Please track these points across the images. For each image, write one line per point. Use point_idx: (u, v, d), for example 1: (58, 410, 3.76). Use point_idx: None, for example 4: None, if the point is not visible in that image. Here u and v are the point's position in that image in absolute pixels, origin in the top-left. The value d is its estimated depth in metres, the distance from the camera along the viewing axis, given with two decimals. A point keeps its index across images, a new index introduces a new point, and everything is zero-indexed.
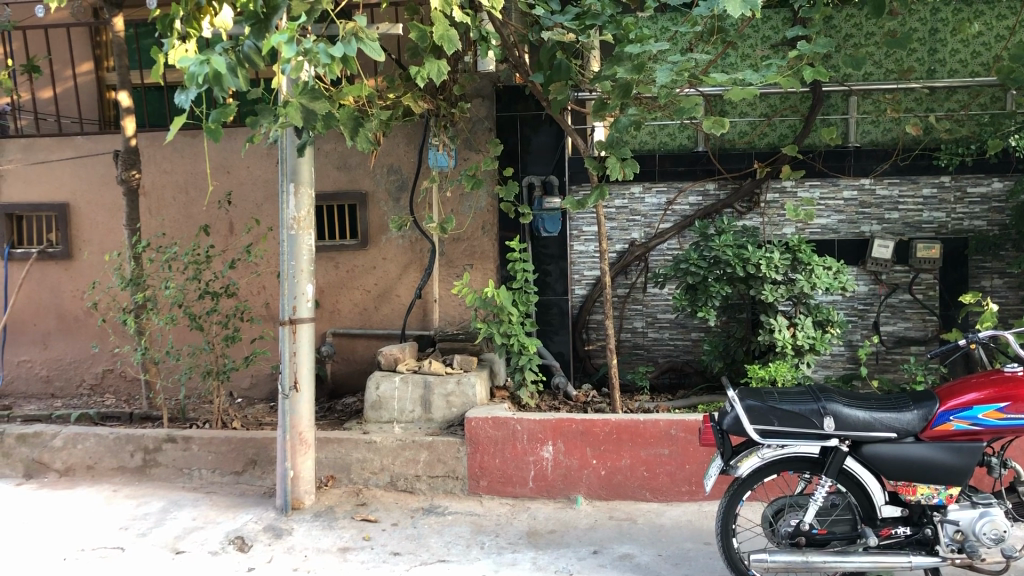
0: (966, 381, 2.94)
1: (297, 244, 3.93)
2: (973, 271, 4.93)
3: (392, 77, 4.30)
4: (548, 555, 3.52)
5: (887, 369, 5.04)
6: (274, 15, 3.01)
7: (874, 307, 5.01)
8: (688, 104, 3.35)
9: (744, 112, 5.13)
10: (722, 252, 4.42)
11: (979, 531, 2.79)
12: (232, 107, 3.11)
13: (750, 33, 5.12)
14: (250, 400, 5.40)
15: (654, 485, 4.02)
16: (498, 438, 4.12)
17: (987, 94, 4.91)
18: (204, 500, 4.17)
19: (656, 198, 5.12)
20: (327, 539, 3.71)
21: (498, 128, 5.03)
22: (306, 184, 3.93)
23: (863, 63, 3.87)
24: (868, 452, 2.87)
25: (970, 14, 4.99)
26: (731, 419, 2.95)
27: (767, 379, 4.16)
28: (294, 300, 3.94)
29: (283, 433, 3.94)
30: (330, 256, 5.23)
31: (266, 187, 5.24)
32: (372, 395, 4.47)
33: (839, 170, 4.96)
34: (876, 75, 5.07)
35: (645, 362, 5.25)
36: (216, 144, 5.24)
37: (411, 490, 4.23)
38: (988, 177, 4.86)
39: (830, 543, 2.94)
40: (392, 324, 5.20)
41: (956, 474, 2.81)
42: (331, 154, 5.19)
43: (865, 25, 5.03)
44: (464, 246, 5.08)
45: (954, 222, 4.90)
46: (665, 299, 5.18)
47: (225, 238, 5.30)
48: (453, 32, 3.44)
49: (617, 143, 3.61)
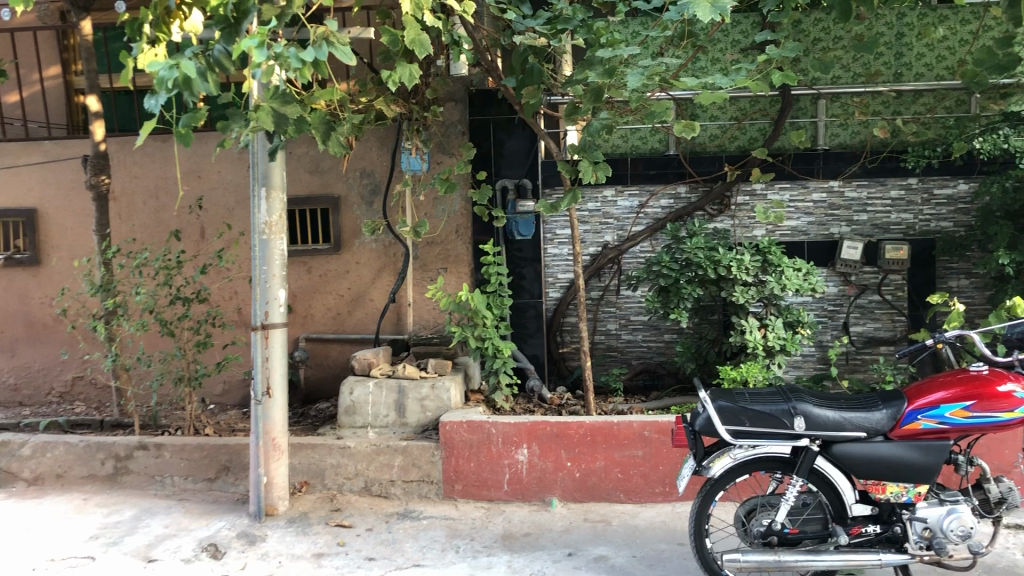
0: (932, 380, 3.00)
1: (269, 249, 3.92)
2: (941, 272, 5.00)
3: (364, 81, 4.30)
4: (524, 558, 3.53)
5: (857, 369, 5.09)
6: (245, 20, 3.01)
7: (843, 308, 5.07)
8: (658, 108, 3.40)
9: (715, 115, 5.14)
10: (694, 254, 4.46)
11: (947, 528, 2.83)
12: (202, 112, 3.12)
13: (720, 37, 5.15)
14: (223, 406, 5.36)
15: (628, 486, 4.04)
16: (473, 442, 4.12)
17: (952, 97, 4.97)
18: (177, 508, 4.13)
19: (628, 201, 5.16)
20: (302, 546, 3.69)
21: (471, 131, 5.03)
22: (278, 188, 3.92)
23: (831, 67, 3.93)
24: (838, 451, 2.91)
25: (935, 19, 5.04)
26: (703, 420, 2.97)
27: (738, 380, 4.20)
28: (266, 305, 3.93)
29: (256, 440, 3.92)
30: (302, 261, 5.21)
31: (238, 192, 5.21)
32: (345, 400, 4.46)
33: (809, 173, 5.03)
34: (844, 78, 5.10)
35: (619, 364, 5.28)
36: (186, 149, 5.20)
37: (385, 495, 4.23)
38: (954, 179, 4.92)
39: (801, 542, 2.97)
40: (365, 329, 5.18)
41: (924, 472, 2.85)
42: (304, 158, 5.16)
43: (833, 30, 5.08)
44: (439, 249, 5.07)
45: (922, 223, 4.98)
46: (638, 302, 5.21)
47: (196, 244, 5.26)
48: (424, 36, 3.44)
49: (589, 147, 3.65)
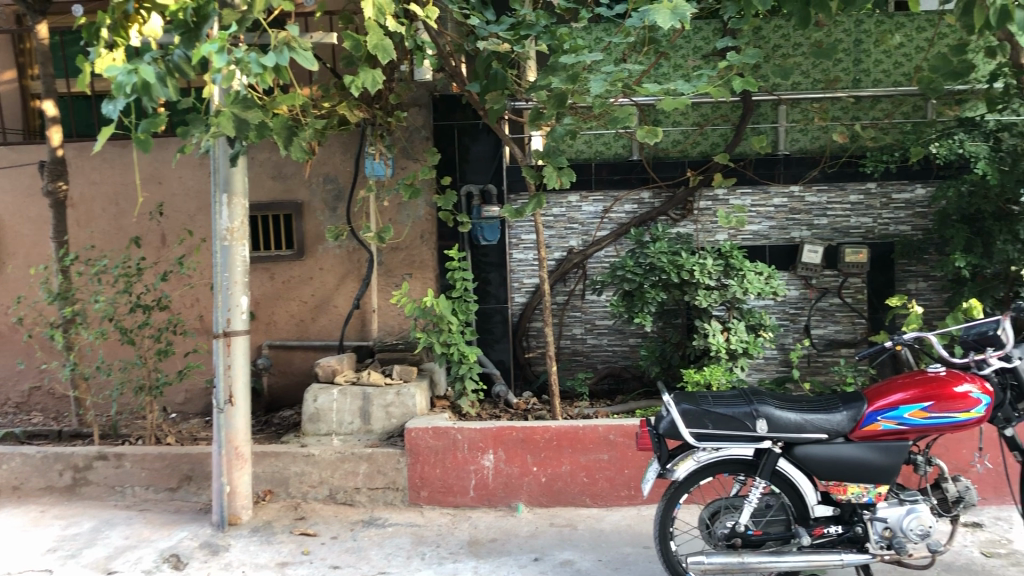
0: (892, 382, 3.04)
1: (231, 255, 3.89)
2: (899, 275, 5.09)
3: (327, 87, 4.29)
4: (490, 564, 3.53)
5: (818, 371, 5.15)
6: (205, 25, 3.00)
7: (804, 311, 5.13)
8: (621, 114, 3.44)
9: (677, 121, 5.18)
10: (657, 258, 4.50)
11: (906, 527, 2.87)
12: (162, 117, 3.12)
13: (682, 44, 5.19)
14: (185, 415, 5.29)
15: (594, 490, 4.06)
16: (438, 448, 4.10)
17: (909, 103, 5.07)
18: (137, 518, 4.07)
19: (593, 206, 5.18)
20: (266, 555, 3.65)
21: (435, 136, 5.03)
22: (239, 194, 3.89)
23: (790, 73, 3.97)
24: (800, 452, 2.94)
25: (892, 26, 5.12)
26: (667, 423, 2.98)
27: (702, 383, 4.23)
28: (227, 312, 3.89)
29: (218, 448, 3.88)
30: (265, 268, 5.16)
31: (200, 198, 5.15)
32: (309, 408, 4.42)
33: (769, 177, 5.09)
34: (804, 84, 5.16)
35: (584, 368, 5.29)
36: (145, 154, 5.13)
37: (350, 503, 4.20)
38: (912, 183, 5.01)
39: (765, 543, 2.99)
40: (329, 336, 5.15)
41: (884, 472, 2.90)
42: (266, 163, 5.12)
43: (793, 36, 5.14)
44: (403, 255, 5.05)
45: (881, 227, 5.06)
46: (603, 306, 5.23)
47: (157, 250, 5.20)
48: (387, 41, 3.42)
49: (553, 153, 3.68)
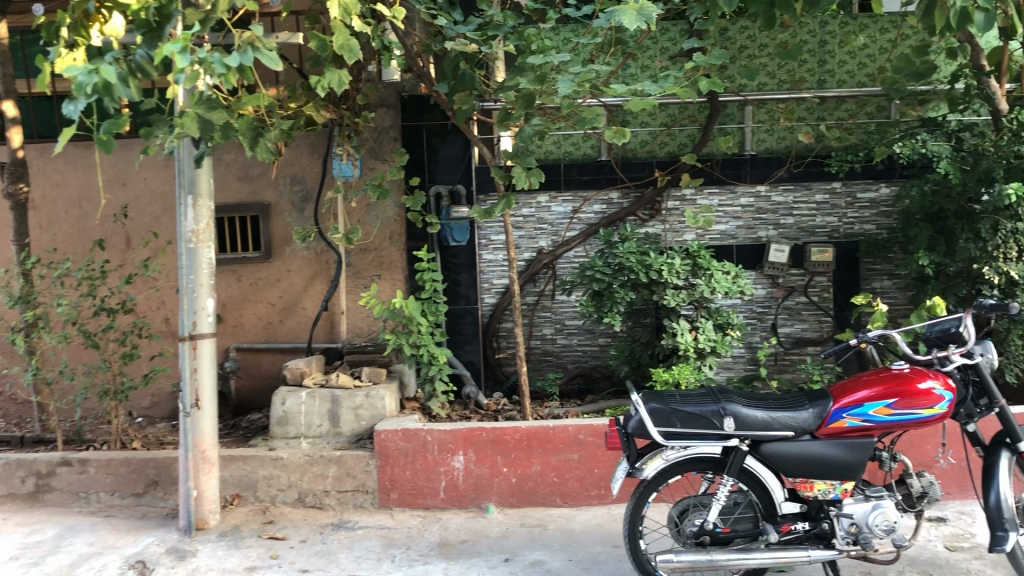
0: (857, 379, 3.07)
1: (196, 257, 3.84)
2: (864, 273, 5.14)
3: (293, 87, 4.26)
4: (460, 566, 3.52)
5: (785, 369, 5.19)
6: (167, 24, 2.97)
7: (771, 309, 5.17)
8: (589, 115, 3.45)
9: (645, 122, 5.21)
10: (626, 258, 4.51)
11: (871, 523, 2.89)
12: (124, 118, 3.08)
13: (649, 45, 5.22)
14: (151, 419, 5.22)
15: (565, 490, 4.06)
16: (408, 450, 4.09)
17: (873, 103, 5.12)
18: (102, 524, 4.02)
19: (562, 207, 5.19)
20: (233, 560, 3.62)
21: (403, 137, 5.00)
22: (205, 196, 3.85)
23: (756, 74, 3.99)
24: (767, 450, 2.96)
25: (856, 27, 5.18)
26: (636, 423, 2.99)
27: (671, 383, 4.25)
28: (194, 315, 3.85)
29: (185, 452, 3.84)
30: (232, 269, 5.11)
31: (165, 199, 5.10)
32: (278, 410, 4.38)
33: (736, 177, 5.13)
34: (770, 85, 5.23)
35: (555, 369, 5.30)
36: (108, 156, 5.06)
37: (319, 506, 4.17)
38: (876, 183, 5.07)
39: (733, 540, 3.01)
40: (298, 338, 5.11)
41: (849, 469, 2.93)
42: (232, 164, 5.07)
43: (758, 38, 5.18)
44: (372, 256, 5.02)
45: (846, 226, 5.11)
46: (573, 306, 5.24)
47: (121, 253, 5.13)
48: (353, 41, 3.40)
49: (522, 154, 3.68)
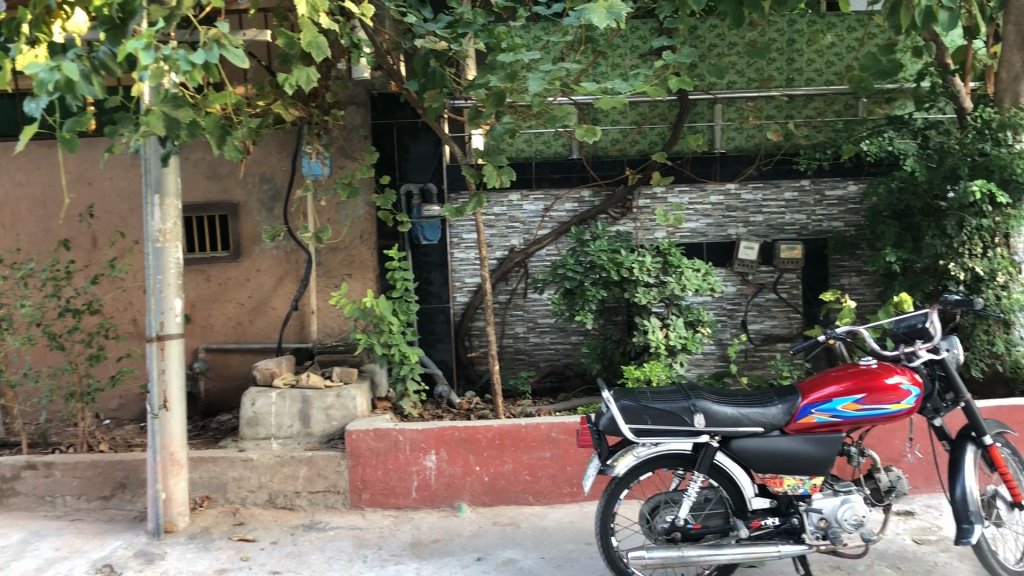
0: (826, 375, 3.10)
1: (163, 257, 3.80)
2: (833, 270, 5.19)
3: (261, 85, 4.23)
4: (432, 565, 3.50)
5: (755, 366, 5.22)
6: (132, 21, 2.93)
7: (742, 306, 5.21)
8: (559, 112, 3.47)
9: (615, 120, 5.20)
10: (597, 257, 4.52)
11: (841, 517, 2.92)
12: (87, 116, 3.05)
13: (619, 43, 5.22)
14: (119, 421, 5.15)
15: (537, 488, 4.06)
16: (380, 450, 4.07)
17: (841, 102, 5.17)
18: (68, 528, 3.96)
19: (534, 205, 5.19)
20: (203, 562, 3.58)
21: (374, 135, 4.97)
22: (172, 195, 3.80)
23: (725, 72, 4.01)
24: (737, 446, 2.98)
25: (824, 26, 5.22)
26: (607, 420, 2.98)
27: (642, 380, 4.26)
28: (161, 315, 3.81)
29: (153, 455, 3.79)
30: (200, 269, 5.06)
31: (132, 198, 5.03)
32: (248, 411, 4.34)
33: (706, 175, 5.15)
34: (739, 83, 5.24)
35: (527, 367, 5.30)
36: (73, 154, 4.99)
37: (290, 507, 4.14)
38: (844, 181, 5.12)
39: (704, 536, 3.02)
40: (268, 338, 5.06)
41: (818, 464, 2.95)
42: (200, 163, 5.01)
43: (727, 36, 5.21)
44: (343, 255, 4.99)
45: (814, 223, 5.16)
46: (545, 304, 5.24)
47: (87, 253, 5.06)
48: (322, 39, 3.37)
49: (493, 151, 3.68)
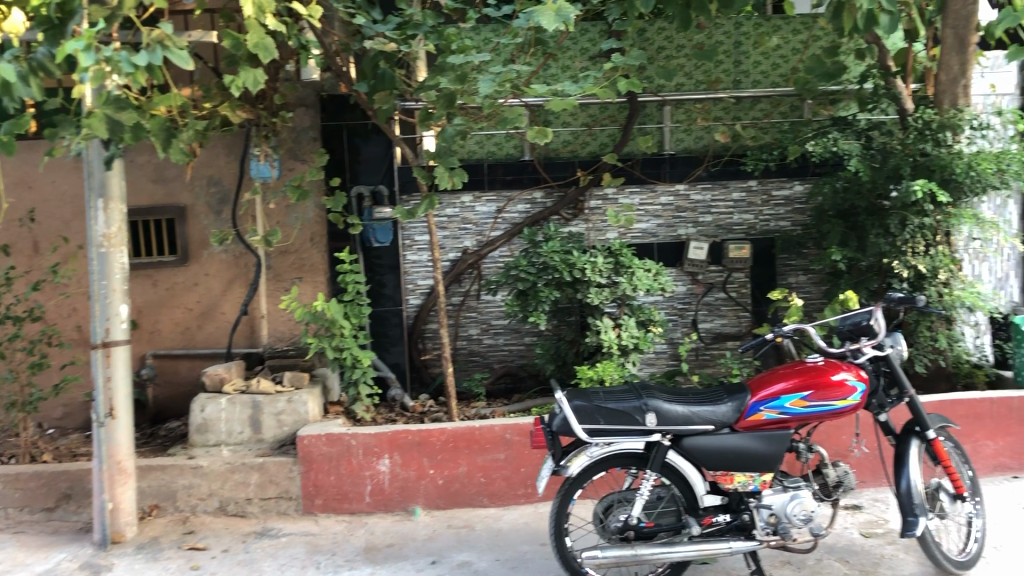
0: (774, 372, 3.15)
1: (108, 262, 3.72)
2: (780, 269, 5.28)
3: (207, 86, 4.17)
4: (386, 570, 3.48)
5: (706, 364, 5.27)
6: (71, 21, 2.87)
7: (692, 305, 5.27)
8: (510, 114, 3.47)
9: (566, 122, 5.24)
10: (550, 258, 4.54)
11: (790, 513, 2.98)
12: (25, 119, 3.01)
13: (569, 45, 5.24)
14: (63, 430, 5.03)
15: (491, 490, 4.06)
16: (332, 455, 4.03)
17: (786, 103, 5.25)
18: (10, 542, 3.86)
19: (487, 206, 5.19)
20: (152, 572, 3.52)
21: (323, 136, 4.91)
22: (117, 199, 3.73)
23: (673, 74, 4.07)
24: (688, 444, 3.01)
25: (770, 28, 5.29)
26: (560, 421, 2.99)
27: (596, 380, 4.28)
28: (106, 322, 3.73)
29: (99, 464, 3.72)
30: (147, 274, 4.97)
31: (75, 202, 4.92)
32: (197, 418, 4.28)
33: (656, 177, 5.20)
34: (687, 85, 5.29)
35: (481, 368, 5.29)
36: (12, 157, 4.86)
37: (241, 514, 4.09)
38: (790, 181, 5.21)
39: (657, 535, 3.04)
40: (217, 343, 4.99)
41: (768, 461, 2.99)
42: (145, 166, 4.92)
43: (676, 38, 5.24)
44: (293, 258, 4.93)
45: (762, 223, 5.24)
46: (498, 306, 5.24)
47: (28, 258, 4.94)
48: (268, 40, 3.33)
49: (444, 153, 3.67)
